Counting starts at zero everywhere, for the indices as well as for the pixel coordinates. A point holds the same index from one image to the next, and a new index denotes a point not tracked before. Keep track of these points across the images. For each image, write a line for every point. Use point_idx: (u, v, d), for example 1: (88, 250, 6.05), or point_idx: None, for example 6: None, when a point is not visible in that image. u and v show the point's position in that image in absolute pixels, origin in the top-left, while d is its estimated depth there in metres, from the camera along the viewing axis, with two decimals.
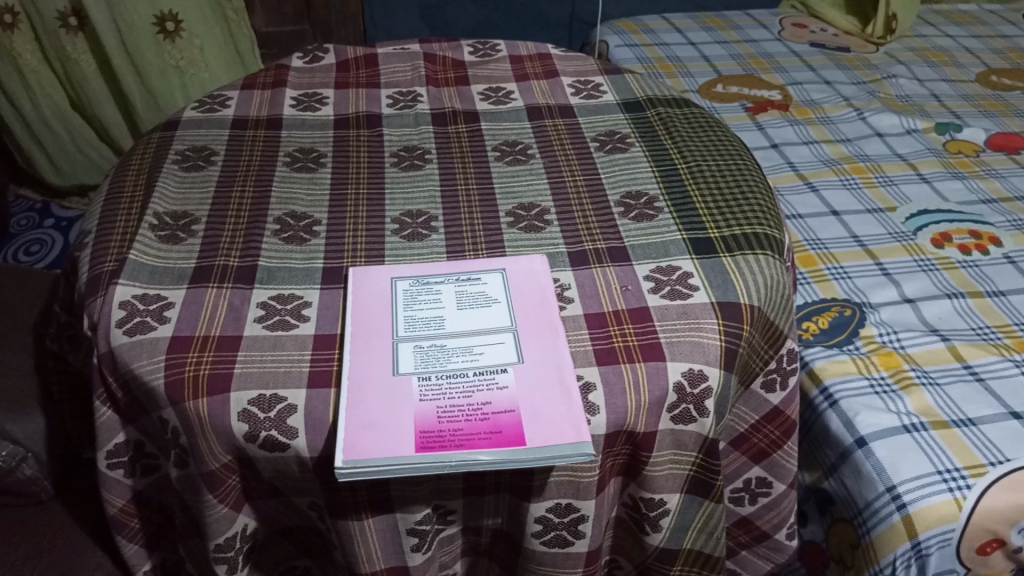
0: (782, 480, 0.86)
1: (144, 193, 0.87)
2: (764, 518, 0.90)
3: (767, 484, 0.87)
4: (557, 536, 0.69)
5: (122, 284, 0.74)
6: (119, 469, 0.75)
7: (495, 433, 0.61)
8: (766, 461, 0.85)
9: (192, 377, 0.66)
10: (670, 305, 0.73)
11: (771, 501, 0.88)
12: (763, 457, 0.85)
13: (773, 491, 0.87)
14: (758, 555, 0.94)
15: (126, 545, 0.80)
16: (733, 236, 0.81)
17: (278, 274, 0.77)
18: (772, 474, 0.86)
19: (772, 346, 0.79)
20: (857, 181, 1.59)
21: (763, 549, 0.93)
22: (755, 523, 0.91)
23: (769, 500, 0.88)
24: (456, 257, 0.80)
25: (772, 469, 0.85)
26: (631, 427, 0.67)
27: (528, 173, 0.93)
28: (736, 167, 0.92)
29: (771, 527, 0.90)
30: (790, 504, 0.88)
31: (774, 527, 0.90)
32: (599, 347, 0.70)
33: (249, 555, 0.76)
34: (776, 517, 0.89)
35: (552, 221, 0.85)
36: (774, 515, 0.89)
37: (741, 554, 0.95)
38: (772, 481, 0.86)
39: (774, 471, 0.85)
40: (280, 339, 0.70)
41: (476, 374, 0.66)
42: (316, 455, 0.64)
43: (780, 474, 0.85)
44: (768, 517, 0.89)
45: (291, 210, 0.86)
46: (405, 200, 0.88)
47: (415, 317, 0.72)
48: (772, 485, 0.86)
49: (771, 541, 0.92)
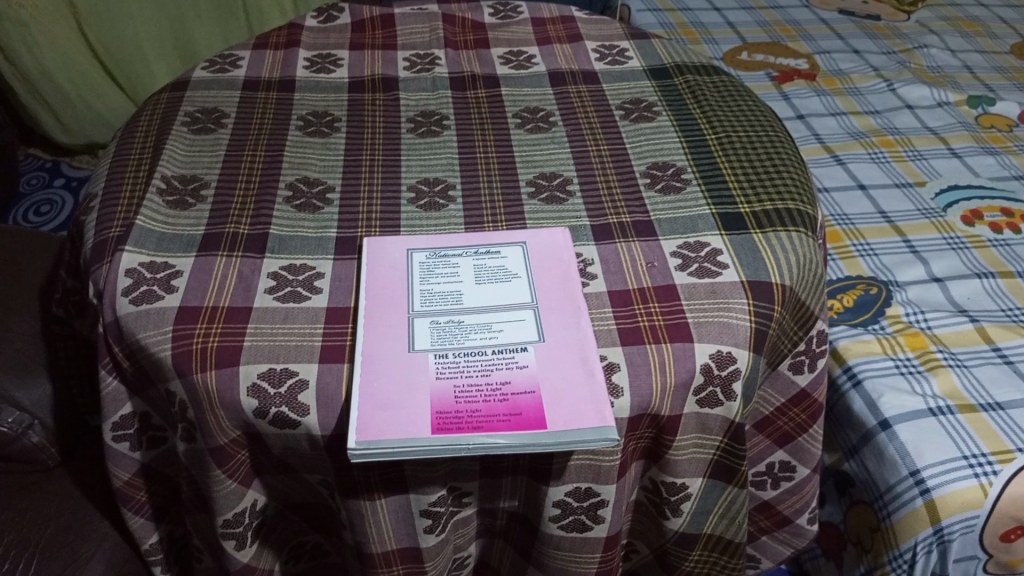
0: (805, 465, 0.83)
1: (152, 155, 0.84)
2: (786, 503, 0.87)
3: (790, 468, 0.84)
4: (575, 521, 0.67)
5: (128, 251, 0.71)
6: (125, 442, 0.74)
7: (514, 416, 0.59)
8: (790, 444, 0.82)
9: (200, 350, 0.64)
10: (698, 283, 0.70)
11: (794, 485, 0.85)
12: (787, 441, 0.82)
13: (796, 476, 0.85)
14: (778, 540, 0.91)
15: (132, 518, 0.79)
16: (764, 211, 0.78)
17: (290, 243, 0.74)
18: (796, 458, 0.83)
19: (802, 327, 0.75)
20: (885, 155, 1.55)
21: (784, 534, 0.91)
22: (776, 507, 0.88)
23: (792, 484, 0.85)
24: (475, 228, 0.77)
25: (795, 453, 0.83)
26: (656, 410, 0.65)
27: (550, 141, 0.89)
28: (768, 139, 0.88)
29: (792, 511, 0.88)
30: (813, 488, 0.85)
31: (795, 512, 0.88)
32: (622, 326, 0.67)
33: (258, 532, 0.74)
34: (798, 502, 0.87)
35: (575, 192, 0.82)
36: (796, 499, 0.87)
37: (761, 539, 0.93)
38: (795, 465, 0.83)
39: (798, 455, 0.83)
40: (291, 312, 0.67)
41: (495, 352, 0.63)
42: (327, 433, 0.62)
43: (804, 459, 0.83)
44: (789, 501, 0.87)
45: (303, 175, 0.83)
46: (422, 167, 0.85)
47: (431, 291, 0.69)
48: (796, 469, 0.84)
49: (792, 526, 0.89)
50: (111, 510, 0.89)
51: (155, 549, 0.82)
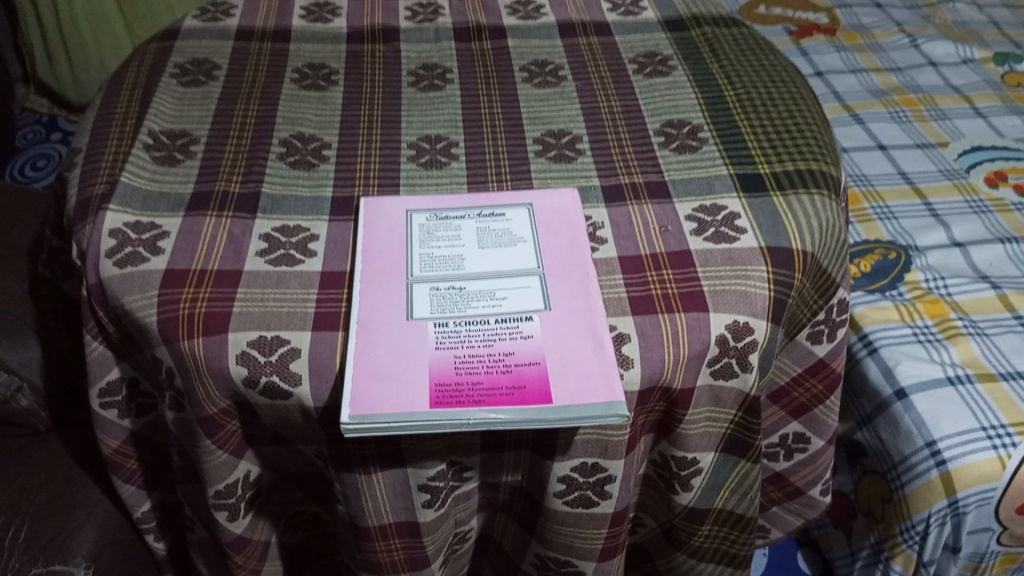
0: (820, 436, 0.80)
1: (139, 109, 0.79)
2: (798, 475, 0.85)
3: (804, 439, 0.81)
4: (581, 496, 0.64)
5: (112, 210, 0.68)
6: (113, 409, 0.71)
7: (517, 389, 0.55)
8: (806, 416, 0.79)
9: (187, 315, 0.61)
10: (714, 249, 0.66)
11: (807, 457, 0.83)
12: (802, 412, 0.79)
13: (810, 448, 0.82)
14: (789, 511, 0.89)
15: (123, 485, 0.76)
16: (786, 172, 0.74)
17: (284, 202, 0.71)
18: (811, 429, 0.80)
19: (822, 296, 0.71)
20: (906, 114, 1.49)
21: (795, 505, 0.88)
22: (788, 479, 0.85)
23: (805, 455, 0.83)
24: (478, 188, 0.73)
25: (811, 424, 0.79)
26: (667, 383, 0.61)
27: (558, 97, 0.84)
28: (790, 95, 0.83)
29: (805, 483, 0.85)
30: (827, 460, 0.83)
31: (808, 483, 0.85)
32: (634, 294, 0.63)
33: (252, 503, 0.71)
34: (811, 474, 0.84)
35: (584, 150, 0.77)
36: (809, 471, 0.84)
37: (772, 511, 0.90)
38: (810, 437, 0.80)
39: (813, 427, 0.80)
40: (284, 276, 0.64)
41: (499, 321, 0.60)
42: (321, 404, 0.58)
43: (819, 430, 0.80)
44: (802, 473, 0.84)
45: (298, 131, 0.79)
46: (423, 123, 0.81)
47: (432, 255, 0.65)
48: (810, 441, 0.81)
49: (803, 497, 0.87)
50: (103, 476, 0.86)
51: (147, 516, 0.80)
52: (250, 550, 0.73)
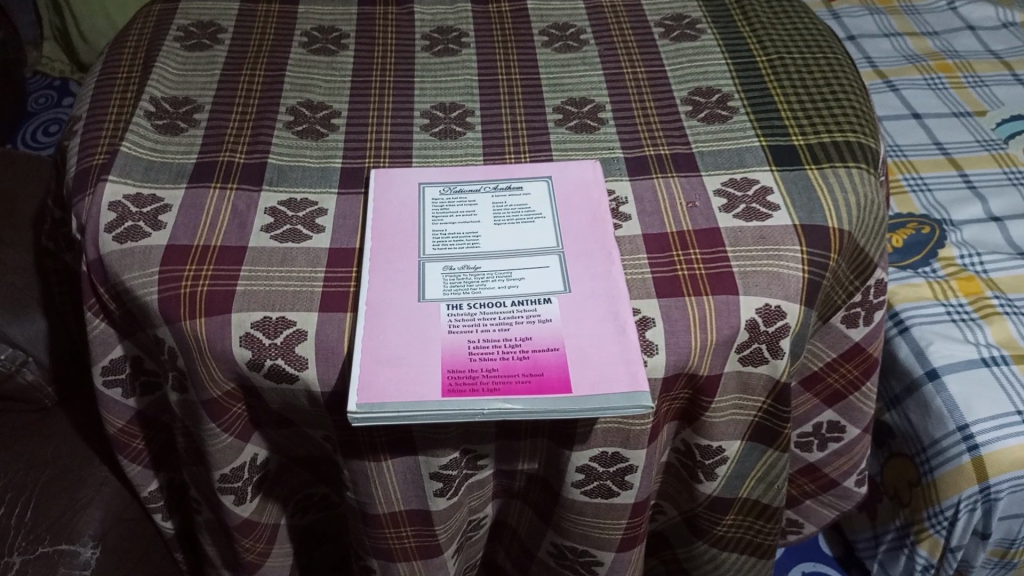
0: (855, 425, 0.79)
1: (140, 73, 0.76)
2: (833, 466, 0.84)
3: (839, 429, 0.80)
4: (600, 486, 0.61)
5: (112, 181, 0.65)
6: (117, 388, 0.69)
7: (535, 376, 0.52)
8: (840, 403, 0.78)
9: (189, 294, 0.58)
10: (745, 227, 0.62)
11: (842, 447, 0.82)
12: (837, 399, 0.78)
13: (845, 437, 0.81)
14: (823, 504, 0.89)
15: (129, 465, 0.74)
16: (822, 145, 0.69)
17: (290, 174, 0.67)
18: (846, 418, 0.79)
19: (859, 277, 0.69)
20: (943, 81, 1.42)
21: (830, 498, 0.88)
22: (823, 470, 0.85)
23: (840, 446, 0.82)
24: (495, 160, 0.69)
25: (846, 412, 0.78)
26: (693, 369, 0.58)
27: (580, 62, 0.80)
28: (826, 61, 0.78)
29: (839, 474, 0.85)
30: (861, 450, 0.82)
31: (843, 474, 0.85)
32: (659, 275, 0.59)
33: (259, 487, 0.69)
34: (846, 464, 0.83)
35: (607, 120, 0.73)
36: (843, 462, 0.83)
37: (804, 504, 0.90)
38: (845, 425, 0.79)
39: (848, 415, 0.78)
40: (290, 253, 0.61)
41: (515, 303, 0.56)
42: (328, 390, 0.56)
43: (856, 418, 0.78)
44: (836, 463, 0.84)
45: (306, 98, 0.75)
46: (437, 90, 0.77)
47: (445, 232, 0.62)
48: (845, 430, 0.80)
49: (838, 489, 0.86)
50: (110, 454, 0.85)
51: (155, 496, 0.78)
52: (258, 533, 0.71)
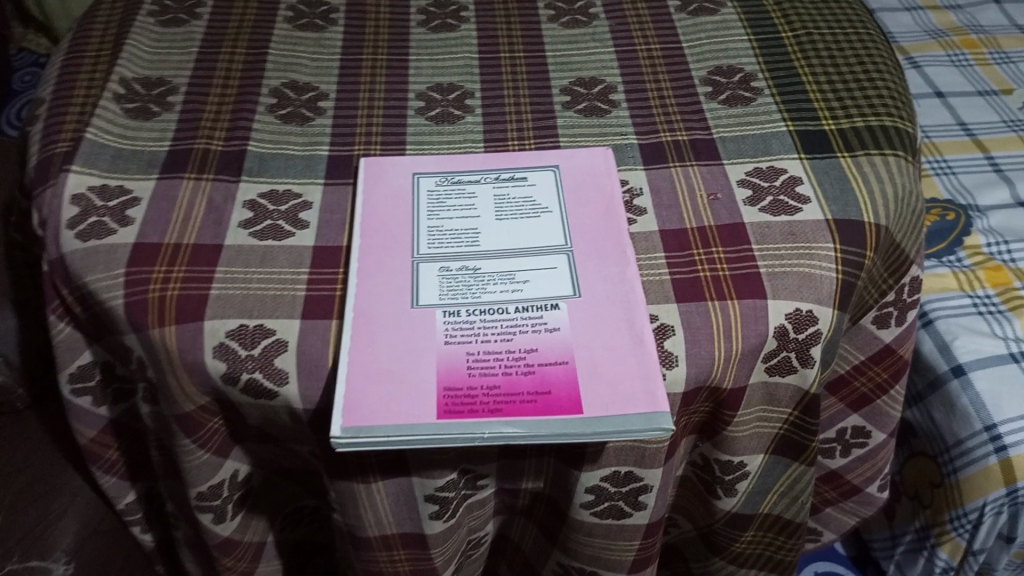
0: (882, 430, 0.74)
1: (110, 52, 0.70)
2: (856, 472, 0.79)
3: (864, 433, 0.75)
4: (612, 507, 0.56)
5: (75, 171, 0.59)
6: (87, 396, 0.63)
7: (542, 395, 0.47)
8: (868, 407, 0.73)
9: (157, 300, 0.52)
10: (773, 222, 0.56)
11: (866, 452, 0.76)
12: (863, 403, 0.73)
13: (870, 442, 0.75)
14: (843, 512, 0.83)
15: (104, 476, 0.69)
16: (855, 130, 0.63)
17: (271, 163, 0.61)
18: (872, 423, 0.73)
19: (893, 275, 0.64)
20: (967, 57, 1.35)
21: (851, 505, 0.82)
22: (844, 476, 0.80)
23: (864, 451, 0.77)
24: (496, 147, 0.63)
25: (873, 417, 0.73)
26: (716, 383, 0.52)
27: (589, 38, 0.74)
28: (857, 36, 0.72)
29: (862, 480, 0.79)
30: (886, 455, 0.77)
31: (866, 480, 0.79)
32: (678, 277, 0.54)
33: (242, 504, 0.64)
34: (869, 470, 0.78)
35: (619, 102, 0.67)
36: (866, 467, 0.78)
37: (825, 512, 0.85)
38: (870, 430, 0.74)
39: (874, 420, 0.73)
40: (271, 252, 0.55)
41: (519, 310, 0.51)
42: (312, 407, 0.50)
43: (882, 422, 0.73)
44: (859, 469, 0.78)
45: (291, 78, 0.69)
46: (433, 69, 0.70)
47: (441, 228, 0.56)
48: (871, 435, 0.75)
49: (860, 495, 0.81)
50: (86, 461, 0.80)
51: (132, 508, 0.73)
52: (241, 552, 0.66)
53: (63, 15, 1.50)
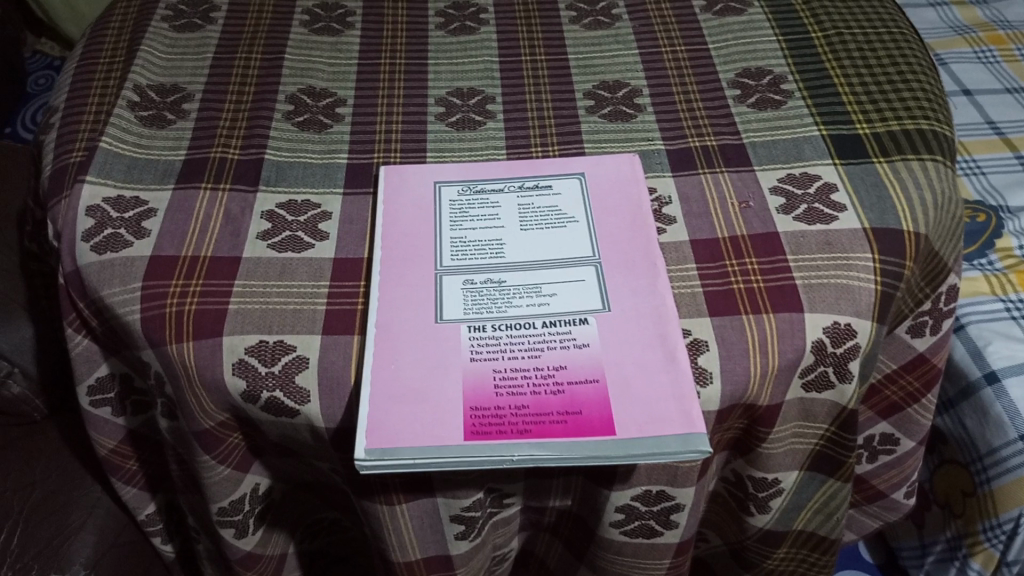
0: (911, 438, 0.71)
1: (124, 58, 0.69)
2: (881, 477, 0.77)
3: (892, 441, 0.73)
4: (642, 526, 0.55)
5: (90, 182, 0.58)
6: (105, 407, 0.62)
7: (572, 415, 0.45)
8: (897, 416, 0.70)
9: (174, 315, 0.51)
10: (809, 231, 0.54)
11: (893, 459, 0.74)
12: (893, 412, 0.70)
13: (897, 449, 0.73)
14: (866, 514, 0.82)
15: (123, 488, 0.68)
16: (890, 134, 0.61)
17: (289, 172, 0.60)
18: (902, 431, 0.71)
19: (930, 283, 0.61)
20: (994, 53, 1.30)
21: (874, 508, 0.81)
22: (870, 482, 0.78)
23: (892, 458, 0.74)
24: (519, 154, 0.61)
25: (902, 425, 0.71)
26: (752, 400, 0.50)
27: (612, 40, 0.72)
28: (890, 35, 0.70)
29: (888, 486, 0.77)
30: (914, 462, 0.74)
31: (891, 486, 0.77)
32: (710, 290, 0.52)
33: (262, 518, 0.62)
34: (896, 476, 0.76)
35: (644, 106, 0.65)
36: (893, 474, 0.76)
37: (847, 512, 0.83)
38: (899, 438, 0.72)
39: (904, 427, 0.71)
40: (290, 264, 0.53)
41: (547, 325, 0.49)
42: (334, 426, 0.49)
43: (912, 431, 0.71)
44: (886, 476, 0.76)
45: (308, 84, 0.67)
46: (453, 73, 0.69)
47: (464, 239, 0.54)
48: (899, 442, 0.72)
49: (885, 500, 0.79)
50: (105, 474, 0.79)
51: (152, 519, 0.72)
52: (261, 566, 0.65)
53: (79, 19, 1.48)
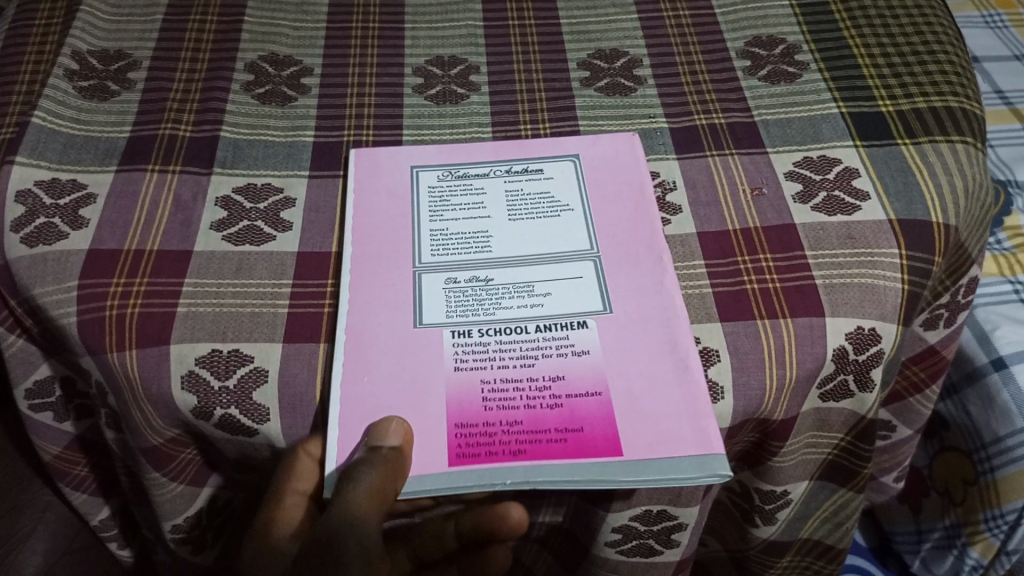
0: (909, 425, 0.67)
1: (63, 19, 0.61)
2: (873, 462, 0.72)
3: (888, 428, 0.68)
4: (641, 545, 0.50)
5: (20, 163, 0.51)
6: (46, 412, 0.56)
7: (572, 433, 0.40)
8: (898, 403, 0.66)
9: (115, 320, 0.44)
10: (829, 223, 0.49)
11: (888, 446, 0.70)
12: (893, 399, 0.66)
13: (894, 437, 0.68)
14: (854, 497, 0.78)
15: (72, 494, 0.62)
16: (916, 112, 0.55)
17: (248, 152, 0.53)
18: (899, 418, 0.67)
19: (952, 276, 0.56)
20: (1002, 17, 1.16)
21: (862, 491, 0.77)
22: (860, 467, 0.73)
23: (886, 445, 0.70)
24: (507, 133, 0.55)
25: (900, 413, 0.66)
26: (766, 414, 0.45)
27: (608, 2, 0.65)
28: (914, 2, 0.63)
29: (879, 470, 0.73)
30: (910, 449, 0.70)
31: (882, 470, 0.73)
32: (721, 290, 0.46)
33: (223, 530, 0.57)
34: (888, 461, 0.71)
35: (645, 78, 0.59)
36: (885, 459, 0.71)
37: None
38: (896, 425, 0.67)
39: (902, 416, 0.66)
40: (248, 259, 0.47)
41: (541, 330, 0.44)
42: (300, 448, 0.43)
43: (910, 419, 0.66)
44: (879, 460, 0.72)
45: (270, 51, 0.60)
46: (432, 40, 0.62)
47: (445, 232, 0.48)
48: (896, 430, 0.68)
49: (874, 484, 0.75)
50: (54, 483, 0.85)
51: (107, 524, 0.67)
52: None
53: None
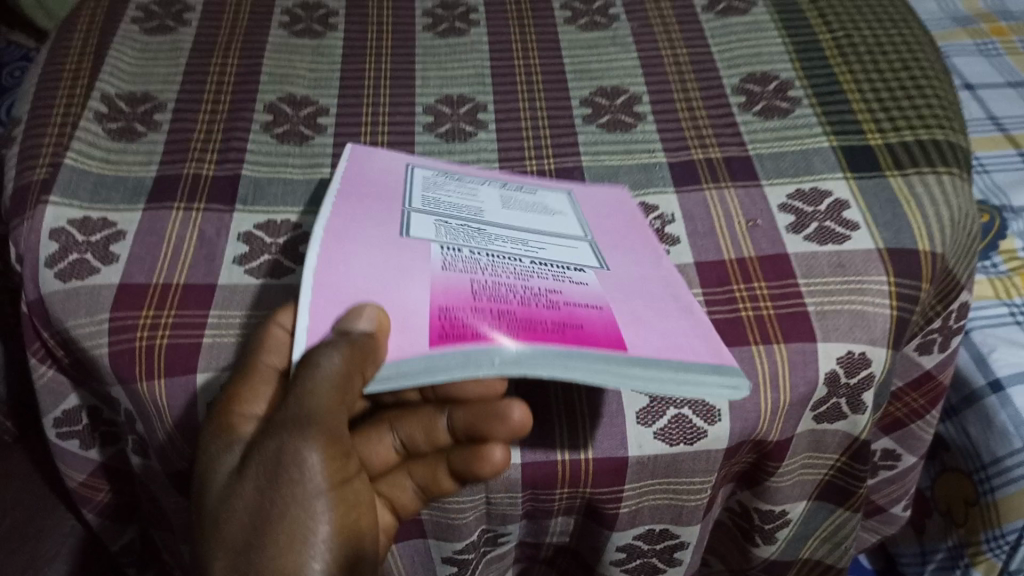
0: (912, 453, 0.69)
1: (91, 64, 0.64)
2: (881, 492, 0.74)
3: (893, 456, 0.70)
4: (644, 564, 0.53)
5: (54, 202, 0.54)
6: (74, 440, 0.58)
7: (573, 327, 0.40)
8: (900, 430, 0.68)
9: (144, 350, 0.47)
10: (820, 252, 0.51)
11: (895, 475, 0.71)
12: (895, 425, 0.68)
13: (899, 464, 0.71)
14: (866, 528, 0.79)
15: (95, 519, 0.65)
16: (904, 145, 0.57)
17: (268, 189, 0.56)
18: (902, 445, 0.69)
19: (943, 301, 0.58)
20: (996, 46, 1.19)
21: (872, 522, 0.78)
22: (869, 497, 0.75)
23: (893, 473, 0.72)
24: (513, 167, 0.58)
25: (903, 440, 0.68)
26: (762, 435, 0.48)
27: (610, 42, 0.68)
28: (902, 38, 0.66)
29: (887, 500, 0.74)
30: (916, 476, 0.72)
31: (891, 500, 0.74)
32: (717, 316, 0.48)
33: None
34: (897, 491, 0.73)
35: (644, 114, 0.62)
36: (894, 489, 0.73)
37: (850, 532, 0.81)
38: (901, 453, 0.70)
39: (905, 442, 0.68)
40: (269, 292, 0.50)
41: (536, 263, 0.45)
42: None
43: (913, 447, 0.69)
44: (887, 491, 0.73)
45: (288, 92, 0.64)
46: (441, 79, 0.65)
47: (438, 199, 0.51)
48: (900, 458, 0.70)
49: (882, 514, 0.76)
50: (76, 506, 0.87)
51: (128, 549, 0.69)
52: None
53: None
